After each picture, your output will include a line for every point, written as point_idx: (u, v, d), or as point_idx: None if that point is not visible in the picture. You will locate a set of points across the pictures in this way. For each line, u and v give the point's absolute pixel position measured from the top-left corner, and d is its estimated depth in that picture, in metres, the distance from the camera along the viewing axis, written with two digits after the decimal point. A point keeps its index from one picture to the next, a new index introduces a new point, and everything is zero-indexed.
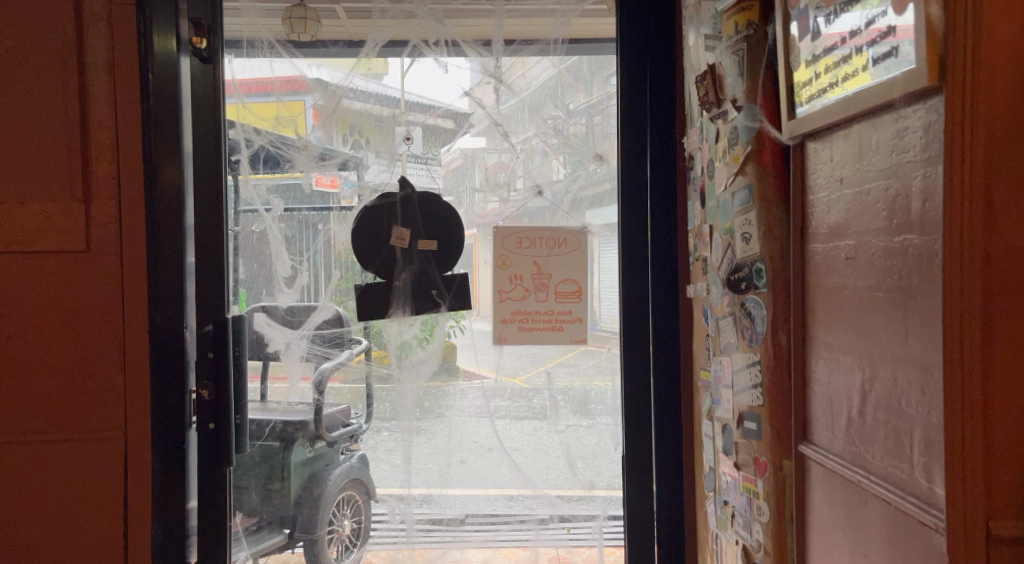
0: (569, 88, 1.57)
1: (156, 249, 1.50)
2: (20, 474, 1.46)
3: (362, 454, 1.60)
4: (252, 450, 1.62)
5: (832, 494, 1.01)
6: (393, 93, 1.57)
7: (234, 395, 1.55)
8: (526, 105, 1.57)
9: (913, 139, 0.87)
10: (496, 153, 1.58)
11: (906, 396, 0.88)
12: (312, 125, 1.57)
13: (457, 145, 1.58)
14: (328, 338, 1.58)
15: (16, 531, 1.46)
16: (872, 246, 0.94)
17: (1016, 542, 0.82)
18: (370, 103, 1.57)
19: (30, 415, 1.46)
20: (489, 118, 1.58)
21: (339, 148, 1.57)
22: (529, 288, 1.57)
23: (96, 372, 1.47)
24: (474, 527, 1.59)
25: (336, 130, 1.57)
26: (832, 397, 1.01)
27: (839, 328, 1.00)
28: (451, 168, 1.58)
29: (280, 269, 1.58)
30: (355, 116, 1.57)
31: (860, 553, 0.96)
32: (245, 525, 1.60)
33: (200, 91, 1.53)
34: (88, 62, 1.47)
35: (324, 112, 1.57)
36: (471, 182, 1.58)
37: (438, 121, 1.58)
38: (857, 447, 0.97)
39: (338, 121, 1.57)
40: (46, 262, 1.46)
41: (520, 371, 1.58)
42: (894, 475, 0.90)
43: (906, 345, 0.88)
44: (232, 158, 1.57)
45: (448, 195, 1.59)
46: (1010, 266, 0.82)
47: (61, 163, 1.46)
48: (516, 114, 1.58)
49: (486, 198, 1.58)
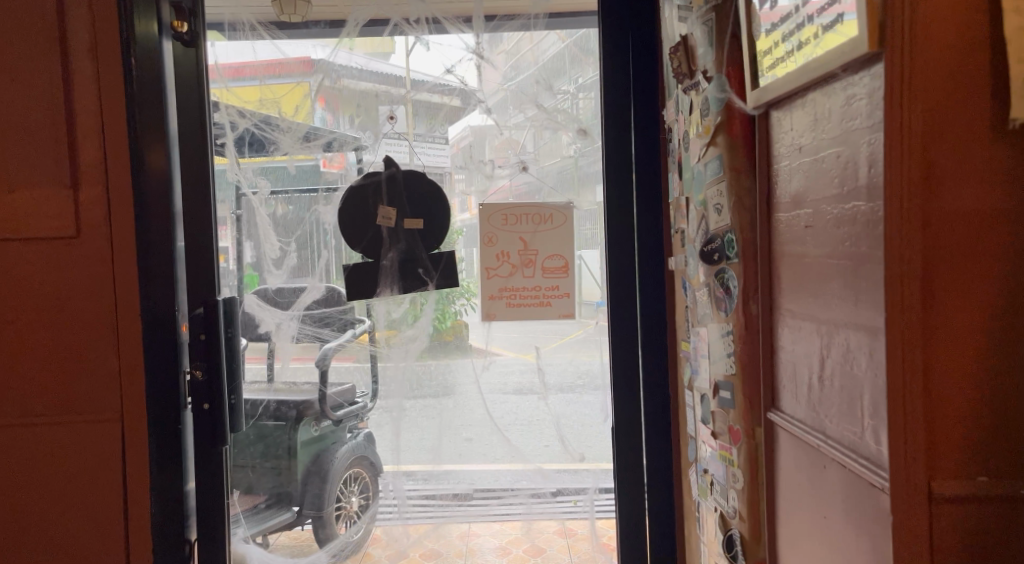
0: (577, 63, 1.58)
1: (145, 235, 1.52)
2: (22, 458, 1.48)
3: (369, 433, 1.64)
4: (248, 430, 1.65)
5: (796, 458, 1.03)
6: (399, 73, 1.59)
7: (228, 375, 1.58)
8: (534, 81, 1.58)
9: (860, 106, 0.89)
10: (506, 130, 1.59)
11: (858, 360, 0.90)
12: (317, 106, 1.59)
13: (466, 122, 1.59)
14: (317, 317, 1.61)
15: (18, 516, 1.49)
16: (827, 213, 0.95)
17: (956, 499, 0.86)
18: (366, 81, 1.58)
19: (27, 402, 1.48)
20: (500, 93, 1.59)
21: (339, 127, 1.59)
22: (516, 265, 1.58)
23: (91, 356, 1.49)
24: (482, 501, 1.62)
25: (341, 111, 1.59)
26: (795, 363, 1.03)
27: (799, 294, 1.01)
28: (461, 145, 1.59)
29: (269, 250, 1.61)
30: (355, 96, 1.58)
31: (821, 516, 0.98)
32: (245, 507, 1.64)
33: (185, 75, 1.55)
34: (71, 47, 1.47)
35: (329, 92, 1.59)
36: (481, 158, 1.59)
37: (441, 98, 1.60)
38: (817, 412, 0.98)
39: (343, 101, 1.59)
40: (38, 249, 1.47)
41: (529, 347, 1.60)
42: (849, 437, 0.93)
43: (858, 309, 0.90)
44: (219, 142, 1.59)
45: (458, 173, 1.59)
46: (949, 231, 0.86)
47: (48, 149, 1.47)
48: (506, 94, 1.59)
49: (497, 174, 1.59)
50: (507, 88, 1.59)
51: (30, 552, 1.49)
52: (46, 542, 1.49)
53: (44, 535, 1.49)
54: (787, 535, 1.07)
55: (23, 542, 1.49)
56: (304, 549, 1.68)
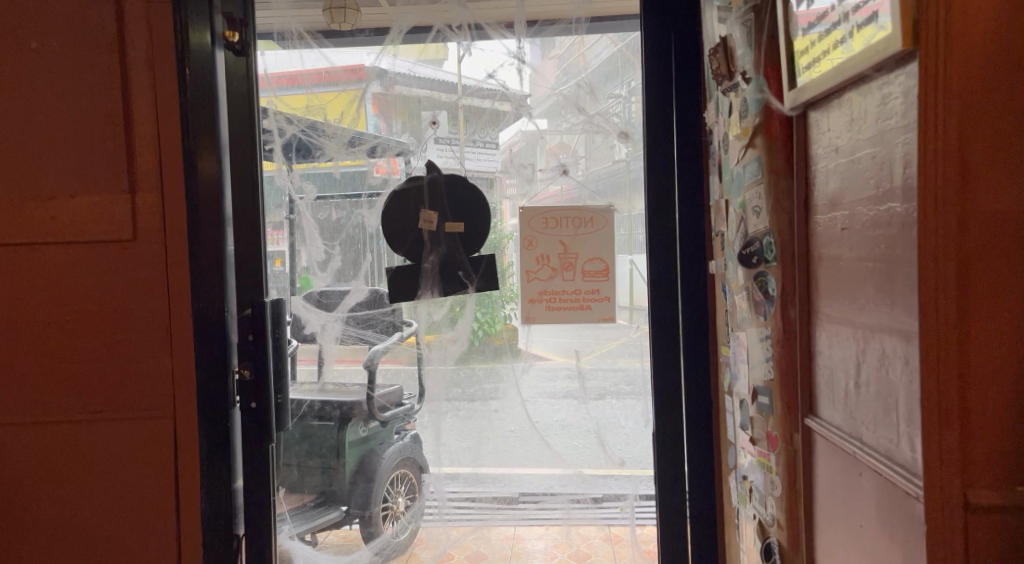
0: (630, 66, 1.58)
1: (196, 239, 1.56)
2: (80, 452, 1.54)
3: (416, 434, 1.64)
4: (293, 428, 1.68)
5: (833, 466, 1.02)
6: (450, 79, 1.61)
7: (275, 374, 1.62)
8: (587, 84, 1.58)
9: (896, 105, 0.87)
10: (558, 135, 1.59)
11: (892, 365, 0.89)
12: (372, 114, 1.61)
13: (517, 127, 1.59)
14: (362, 319, 1.64)
15: (75, 510, 1.55)
16: (863, 215, 0.93)
17: (993, 510, 0.83)
18: (419, 88, 1.61)
19: (84, 401, 1.54)
20: (550, 99, 1.59)
21: (395, 134, 1.61)
22: (556, 268, 1.59)
23: (145, 356, 1.55)
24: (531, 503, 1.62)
25: (395, 117, 1.61)
26: (832, 368, 1.01)
27: (837, 298, 1.00)
28: (512, 150, 1.60)
29: (314, 253, 1.63)
30: (409, 102, 1.61)
31: (856, 525, 0.97)
32: (291, 505, 1.67)
33: (236, 83, 1.59)
34: (130, 58, 1.53)
35: (382, 98, 1.61)
36: (534, 162, 1.59)
37: (494, 104, 1.61)
38: (853, 418, 0.97)
39: (398, 108, 1.61)
40: (97, 251, 1.53)
41: (576, 352, 1.60)
42: (884, 444, 0.91)
43: (893, 313, 0.89)
44: (267, 148, 1.62)
45: (509, 179, 1.60)
46: (987, 232, 0.83)
47: (107, 156, 1.53)
48: (558, 105, 1.59)
49: (549, 180, 1.59)
50: (558, 92, 1.59)
51: (87, 545, 1.55)
52: (101, 536, 1.55)
53: (100, 528, 1.55)
54: (824, 544, 1.05)
55: (79, 535, 1.55)
56: (350, 547, 1.67)
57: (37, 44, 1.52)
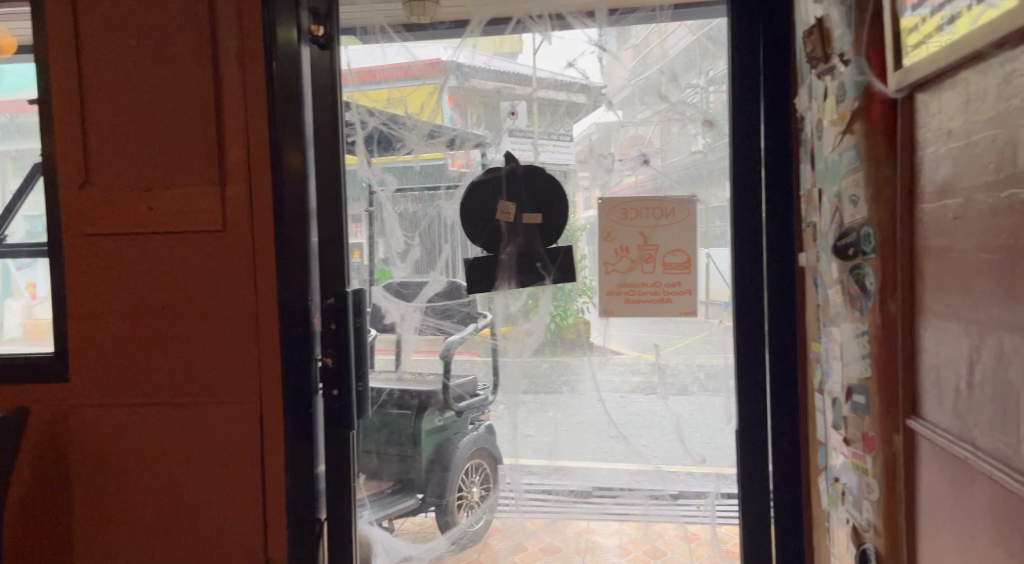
0: (709, 56, 1.54)
1: (281, 229, 1.61)
2: (175, 432, 1.63)
3: (490, 425, 1.64)
4: (374, 416, 1.71)
5: (940, 470, 0.98)
6: (525, 71, 1.60)
7: (355, 363, 1.64)
8: (662, 76, 1.55)
9: (1021, 83, 0.84)
10: (632, 127, 1.56)
11: (1015, 365, 0.85)
12: (447, 107, 1.62)
13: (592, 119, 1.57)
14: (439, 309, 1.65)
15: (171, 485, 1.64)
16: (981, 204, 0.90)
17: None
18: (494, 81, 1.61)
19: (180, 383, 1.63)
20: (628, 89, 1.56)
21: (468, 127, 1.62)
22: (635, 260, 1.56)
23: (234, 341, 1.62)
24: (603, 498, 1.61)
25: (470, 109, 1.62)
26: (940, 367, 0.97)
27: (947, 294, 0.96)
28: (586, 141, 1.58)
29: (394, 244, 1.65)
30: (483, 95, 1.61)
31: (967, 534, 0.93)
32: (371, 491, 1.69)
33: (320, 74, 1.62)
34: (221, 55, 1.60)
35: (458, 92, 1.62)
36: (608, 153, 1.57)
37: (567, 96, 1.59)
38: (964, 421, 0.93)
39: (473, 102, 1.62)
40: (191, 242, 1.62)
41: (652, 346, 1.57)
42: (1002, 450, 0.88)
43: (1016, 309, 0.85)
44: (349, 140, 1.65)
45: (583, 171, 1.58)
46: None
47: (200, 151, 1.60)
48: (631, 97, 1.56)
49: (623, 171, 1.56)
50: (636, 82, 1.55)
51: (182, 519, 1.64)
52: (195, 511, 1.63)
53: (194, 504, 1.63)
54: (929, 553, 1.01)
55: (176, 510, 1.64)
56: (426, 535, 1.68)
57: (137, 43, 1.60)
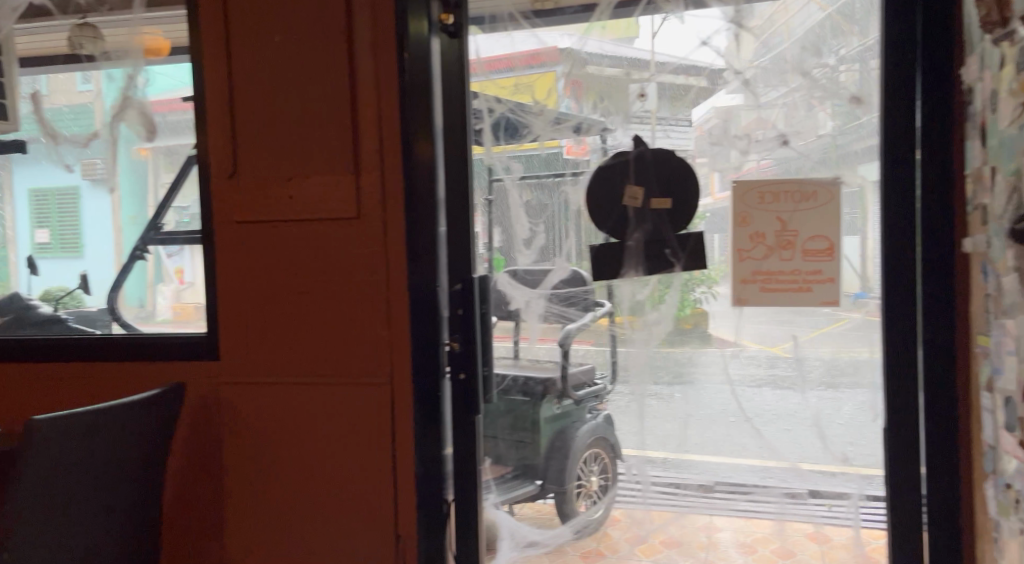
0: (841, 32, 1.47)
1: (412, 217, 1.65)
2: (312, 411, 1.71)
3: (608, 415, 1.62)
4: (499, 402, 1.71)
5: None
6: (643, 56, 1.56)
7: (483, 344, 1.66)
8: (787, 56, 1.50)
9: None
10: (754, 110, 1.51)
11: None
12: (562, 95, 1.61)
13: (711, 103, 1.53)
14: (564, 297, 1.63)
15: (308, 462, 1.72)
16: None
17: None
18: (610, 67, 1.58)
19: (318, 364, 1.71)
20: (761, 64, 1.51)
21: (583, 113, 1.60)
22: (773, 247, 1.51)
23: (367, 325, 1.67)
24: (723, 494, 1.56)
25: (586, 97, 1.60)
26: None
27: None
28: (704, 128, 1.54)
29: (519, 231, 1.65)
30: (599, 82, 1.59)
31: None
32: (495, 475, 1.70)
33: (451, 63, 1.64)
34: (356, 47, 1.64)
35: (573, 80, 1.60)
36: (726, 140, 1.52)
37: (687, 79, 1.54)
38: None
39: (588, 90, 1.59)
40: (327, 229, 1.68)
41: (776, 340, 1.52)
42: None
43: None
44: (476, 128, 1.66)
45: (701, 156, 1.54)
46: None
47: (335, 140, 1.66)
48: (763, 74, 1.51)
49: (742, 155, 1.52)
50: (769, 56, 1.50)
51: (316, 495, 1.71)
52: (327, 487, 1.71)
53: (326, 481, 1.71)
54: None
55: (310, 485, 1.72)
56: (545, 522, 1.68)
57: (280, 38, 1.67)
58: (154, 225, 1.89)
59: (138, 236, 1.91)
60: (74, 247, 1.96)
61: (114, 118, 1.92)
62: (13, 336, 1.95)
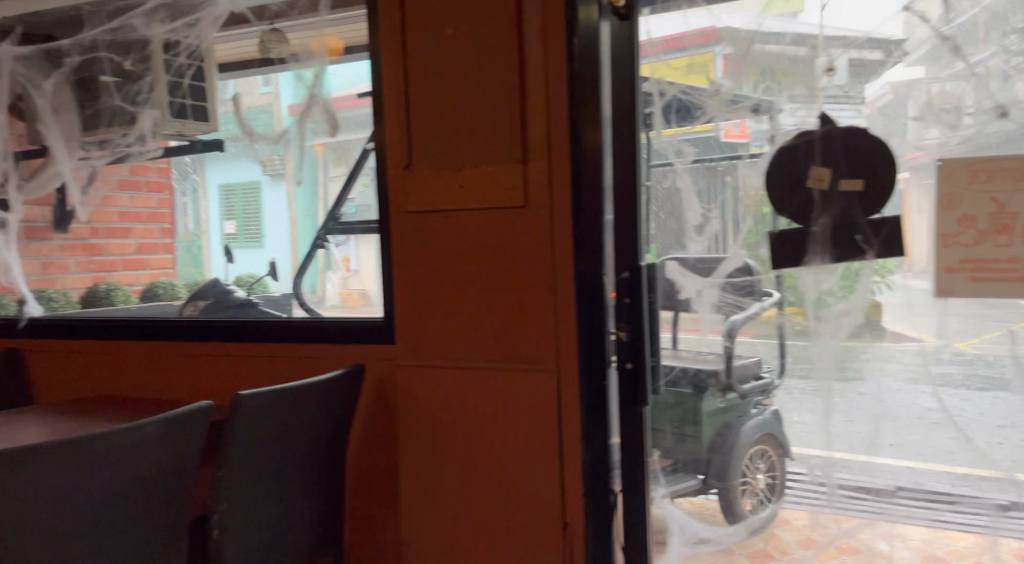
0: None
1: (579, 205, 1.65)
2: (480, 397, 1.74)
3: (776, 410, 1.55)
4: (667, 394, 1.66)
5: None
6: (809, 30, 1.48)
7: (649, 337, 1.62)
8: (980, 22, 1.37)
9: None
10: (938, 82, 1.39)
11: None
12: (721, 74, 1.55)
13: (887, 78, 1.43)
14: (739, 286, 1.56)
15: (479, 446, 1.75)
16: None
17: None
18: (777, 44, 1.50)
19: (490, 351, 1.73)
20: (972, 11, 1.38)
21: (746, 93, 1.53)
22: (984, 231, 1.38)
23: (534, 313, 1.68)
24: (906, 502, 1.46)
25: (746, 77, 1.53)
26: None
27: None
28: (878, 105, 1.43)
29: (690, 217, 1.59)
30: (763, 60, 1.51)
31: None
32: (663, 465, 1.67)
33: (621, 46, 1.61)
34: (525, 35, 1.65)
35: (734, 59, 1.54)
36: (905, 118, 1.42)
37: (864, 53, 1.44)
38: None
39: (749, 69, 1.52)
40: (496, 218, 1.71)
41: (966, 336, 1.40)
42: None
43: None
44: (646, 112, 1.62)
45: (877, 136, 1.44)
46: None
47: (504, 129, 1.68)
48: (972, 27, 1.37)
49: (926, 129, 1.40)
50: (982, 5, 1.37)
51: (486, 478, 1.75)
52: (498, 473, 1.74)
53: (497, 466, 1.73)
54: None
55: (481, 469, 1.75)
56: (708, 518, 1.63)
57: (452, 31, 1.71)
58: (333, 216, 2.06)
59: (320, 226, 2.08)
60: (256, 237, 2.20)
61: (302, 115, 2.05)
62: (214, 315, 2.20)
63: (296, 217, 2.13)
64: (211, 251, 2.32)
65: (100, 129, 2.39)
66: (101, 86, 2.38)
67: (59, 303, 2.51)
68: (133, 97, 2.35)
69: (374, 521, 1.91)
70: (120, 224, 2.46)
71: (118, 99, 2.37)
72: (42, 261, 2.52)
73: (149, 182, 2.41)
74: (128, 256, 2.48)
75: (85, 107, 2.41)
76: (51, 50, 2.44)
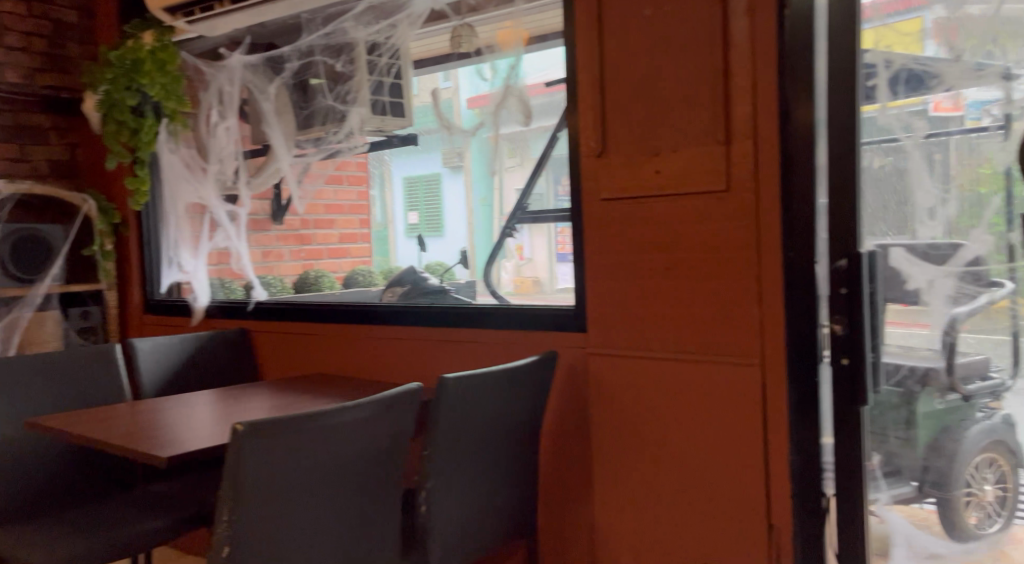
0: None
1: (790, 188, 1.55)
2: (677, 389, 1.69)
3: (1007, 415, 1.49)
4: (889, 393, 1.55)
5: None
6: None
7: (871, 330, 1.51)
8: None
9: None
10: None
11: None
12: (932, 42, 1.45)
13: None
14: (978, 276, 1.44)
15: (675, 440, 1.70)
16: None
17: None
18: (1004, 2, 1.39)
19: (688, 342, 1.67)
20: None
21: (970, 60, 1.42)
22: None
23: (736, 303, 1.60)
24: None
25: (963, 42, 1.42)
26: None
27: None
28: None
29: (922, 199, 1.48)
30: (982, 24, 1.41)
31: None
32: (882, 467, 1.57)
33: (840, 16, 1.50)
34: (731, 10, 1.56)
35: (946, 25, 1.44)
36: None
37: None
38: None
39: (966, 33, 1.42)
40: (695, 203, 1.64)
41: None
42: None
43: None
44: (869, 84, 1.50)
45: None
46: None
47: (705, 110, 1.60)
48: None
49: None
50: None
51: (684, 474, 1.69)
52: (697, 468, 1.67)
53: (696, 462, 1.67)
54: None
55: (678, 463, 1.70)
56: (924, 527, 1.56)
57: (649, 13, 1.66)
58: (523, 206, 2.14)
59: (506, 216, 2.19)
60: (435, 226, 2.41)
61: (497, 106, 2.08)
62: (414, 301, 2.36)
63: (472, 206, 2.27)
64: (397, 241, 2.56)
65: (314, 127, 2.58)
66: (317, 87, 2.57)
67: (275, 288, 2.79)
68: (344, 96, 2.50)
69: (568, 510, 1.91)
70: (325, 216, 2.72)
71: (332, 99, 2.53)
72: (262, 250, 2.82)
73: (349, 175, 2.59)
74: (333, 245, 2.77)
75: (300, 108, 2.61)
76: (273, 57, 2.67)
